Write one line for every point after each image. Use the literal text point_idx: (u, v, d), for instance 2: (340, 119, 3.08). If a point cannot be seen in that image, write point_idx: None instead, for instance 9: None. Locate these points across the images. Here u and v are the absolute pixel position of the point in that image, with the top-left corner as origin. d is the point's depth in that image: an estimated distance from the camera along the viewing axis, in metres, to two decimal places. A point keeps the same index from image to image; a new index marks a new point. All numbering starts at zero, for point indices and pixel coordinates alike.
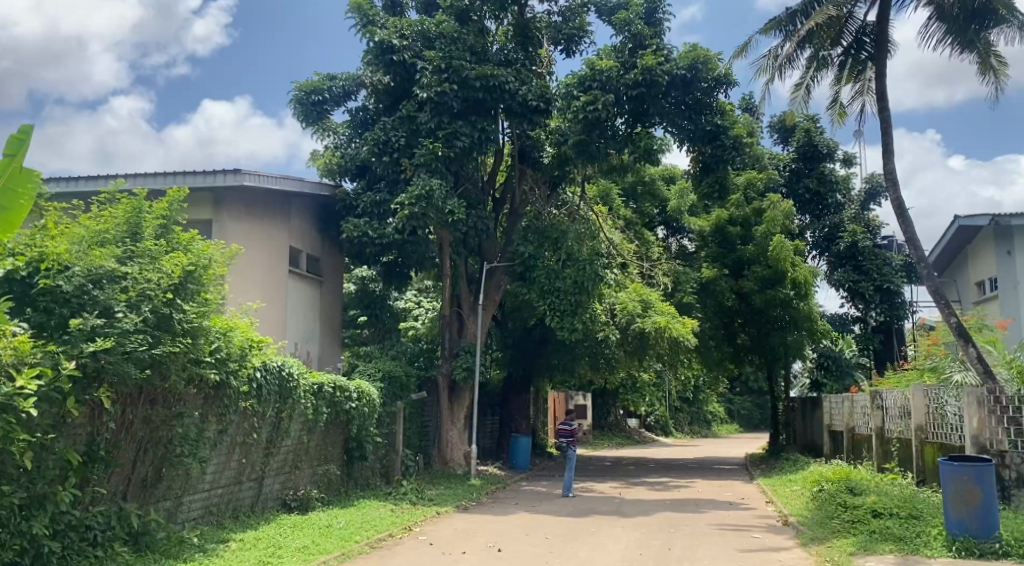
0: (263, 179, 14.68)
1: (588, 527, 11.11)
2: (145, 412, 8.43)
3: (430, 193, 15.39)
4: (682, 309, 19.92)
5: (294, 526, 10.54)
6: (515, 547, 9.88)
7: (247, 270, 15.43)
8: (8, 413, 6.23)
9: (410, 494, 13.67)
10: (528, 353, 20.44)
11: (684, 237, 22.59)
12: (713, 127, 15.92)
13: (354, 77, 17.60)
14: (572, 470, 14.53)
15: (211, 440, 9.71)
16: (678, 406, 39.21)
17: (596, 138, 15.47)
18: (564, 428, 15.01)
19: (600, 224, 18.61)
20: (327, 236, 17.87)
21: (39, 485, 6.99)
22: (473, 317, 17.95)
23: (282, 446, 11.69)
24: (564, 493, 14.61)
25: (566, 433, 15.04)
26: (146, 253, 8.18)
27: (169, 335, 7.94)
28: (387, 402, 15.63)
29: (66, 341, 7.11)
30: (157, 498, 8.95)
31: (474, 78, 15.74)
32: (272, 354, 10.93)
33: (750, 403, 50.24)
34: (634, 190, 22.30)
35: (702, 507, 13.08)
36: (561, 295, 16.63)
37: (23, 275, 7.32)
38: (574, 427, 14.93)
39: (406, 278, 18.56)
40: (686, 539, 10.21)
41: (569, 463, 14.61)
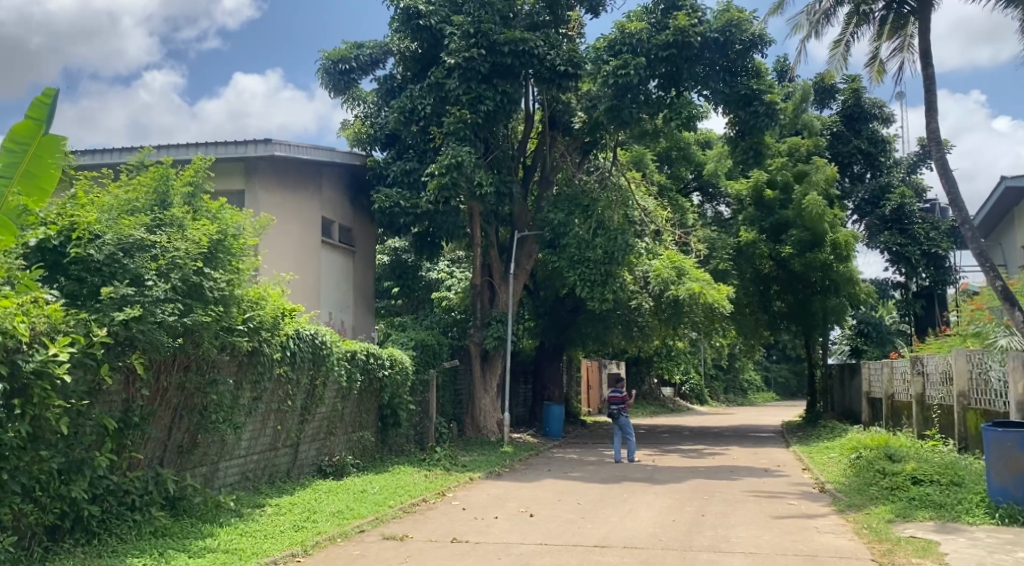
0: (293, 149, 14.65)
1: (620, 494, 11.06)
2: (179, 379, 8.50)
3: (459, 161, 15.30)
4: (717, 276, 19.64)
5: (330, 492, 10.64)
6: (548, 512, 9.87)
7: (279, 240, 15.49)
8: (43, 380, 6.29)
9: (444, 460, 13.77)
10: (561, 321, 20.36)
11: (720, 204, 22.28)
12: (749, 90, 15.48)
13: (382, 44, 17.46)
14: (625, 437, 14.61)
15: (246, 408, 9.79)
16: (714, 374, 38.97)
17: (629, 104, 15.17)
18: (616, 396, 14.84)
19: (632, 190, 18.43)
20: (359, 205, 17.85)
21: (77, 450, 7.12)
22: (504, 286, 17.94)
23: (317, 414, 11.78)
24: (618, 460, 14.91)
25: (617, 401, 14.86)
26: (175, 222, 8.19)
27: (200, 303, 8.00)
28: (420, 370, 15.67)
29: (98, 309, 7.15)
30: (193, 464, 9.08)
31: (503, 43, 15.54)
32: (305, 322, 10.95)
33: (787, 371, 49.81)
34: (669, 155, 21.55)
35: (736, 474, 12.97)
36: (593, 264, 16.49)
37: (54, 244, 7.40)
38: (626, 395, 14.80)
39: (438, 247, 18.48)
40: (721, 506, 10.11)
41: (623, 430, 14.71)
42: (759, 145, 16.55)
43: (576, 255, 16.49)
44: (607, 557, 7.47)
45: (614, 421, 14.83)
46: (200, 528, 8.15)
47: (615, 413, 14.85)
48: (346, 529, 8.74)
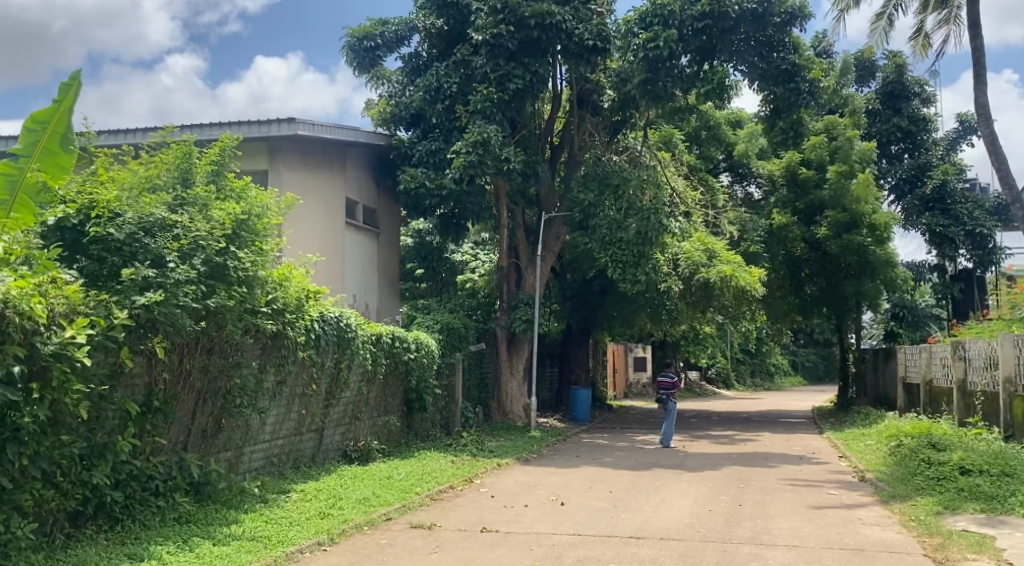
0: (317, 128, 14.41)
1: (653, 482, 10.76)
2: (203, 361, 8.29)
3: (486, 139, 15.07)
4: (749, 259, 19.20)
5: (356, 477, 10.45)
6: (580, 501, 9.60)
7: (303, 220, 15.30)
8: (63, 363, 6.10)
9: (470, 445, 13.57)
10: (587, 304, 20.01)
11: (750, 184, 21.63)
12: (788, 65, 14.98)
13: (407, 21, 17.16)
14: (671, 423, 14.37)
15: (271, 391, 9.59)
16: (741, 359, 38.51)
17: (662, 78, 14.76)
18: (665, 380, 14.61)
19: (664, 171, 17.69)
20: (383, 186, 17.61)
21: (98, 435, 6.94)
22: (531, 269, 17.67)
23: (342, 398, 11.58)
24: (663, 445, 14.59)
25: (667, 385, 14.64)
26: (198, 200, 7.93)
27: (224, 284, 7.78)
28: (446, 353, 15.43)
29: (119, 291, 6.91)
30: (217, 448, 8.91)
31: (529, 16, 15.09)
32: (330, 304, 10.72)
33: (815, 355, 49.22)
34: (698, 134, 20.93)
35: (771, 461, 12.63)
36: (624, 246, 16.15)
37: (74, 222, 7.20)
38: (675, 381, 14.49)
39: (463, 229, 18.18)
40: (758, 495, 9.78)
41: (669, 416, 14.42)
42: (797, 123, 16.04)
43: (608, 236, 16.16)
44: (643, 549, 7.16)
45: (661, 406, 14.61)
46: (224, 514, 7.97)
47: (663, 398, 14.61)
48: (373, 516, 8.51)
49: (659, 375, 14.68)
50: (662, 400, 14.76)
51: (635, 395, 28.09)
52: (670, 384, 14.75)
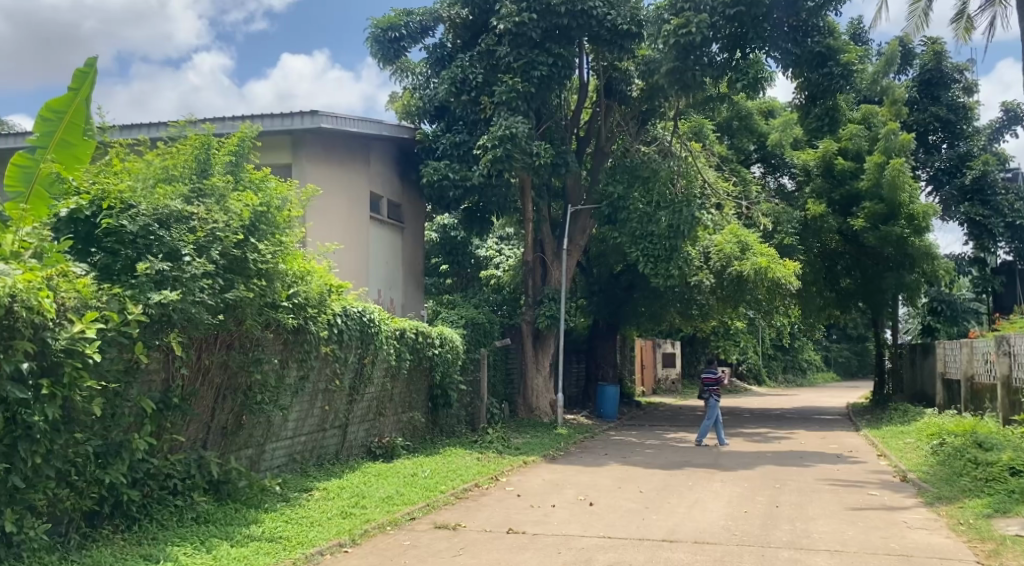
0: (340, 121, 14.17)
1: (684, 481, 10.41)
2: (222, 357, 8.07)
3: (513, 133, 14.74)
4: (782, 252, 18.71)
5: (379, 475, 10.22)
6: (609, 501, 9.29)
7: (326, 214, 15.06)
8: (74, 359, 5.91)
9: (496, 442, 13.29)
10: (615, 299, 19.63)
11: (783, 175, 20.80)
12: (821, 49, 14.49)
13: (431, 11, 16.86)
14: (712, 420, 14.06)
15: (293, 387, 9.36)
16: (772, 355, 37.86)
17: (692, 66, 14.42)
18: (709, 377, 14.20)
19: (695, 161, 17.37)
20: (406, 180, 17.37)
21: (114, 433, 6.74)
22: (557, 263, 17.34)
23: (366, 394, 11.36)
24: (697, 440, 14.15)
25: (711, 382, 14.26)
26: (215, 191, 7.70)
27: (243, 277, 7.56)
28: (471, 349, 15.18)
29: (133, 285, 6.68)
30: (239, 446, 8.71)
31: (559, 4, 14.88)
32: (353, 299, 10.46)
33: (848, 351, 48.37)
34: (729, 125, 20.94)
35: (807, 460, 12.20)
36: (655, 240, 15.80)
37: (87, 215, 7.00)
38: (720, 378, 14.05)
39: (488, 223, 17.84)
40: (795, 496, 9.40)
41: (710, 412, 14.14)
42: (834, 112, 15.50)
43: (639, 230, 15.83)
44: (677, 554, 6.84)
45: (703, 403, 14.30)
46: (244, 513, 7.76)
47: (706, 395, 14.25)
48: (396, 516, 8.27)
49: (703, 372, 14.31)
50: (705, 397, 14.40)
51: (664, 391, 27.67)
52: (715, 380, 14.34)
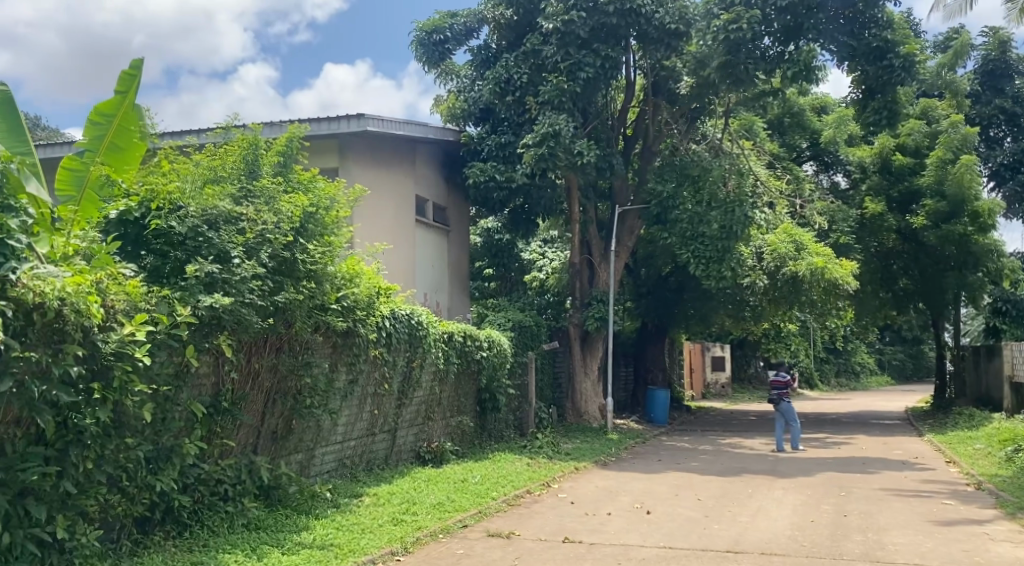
0: (386, 124, 14.03)
1: (744, 488, 10.05)
2: (271, 361, 7.96)
3: (556, 131, 14.55)
4: (839, 252, 18.14)
5: (429, 480, 10.03)
6: (667, 509, 8.98)
7: (373, 216, 14.95)
8: (124, 362, 5.81)
9: (546, 447, 13.02)
10: (664, 302, 19.23)
11: (837, 173, 20.21)
12: (880, 43, 14.00)
13: (476, 12, 16.75)
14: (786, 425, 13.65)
15: (342, 391, 9.21)
16: (825, 358, 37.00)
17: (744, 61, 13.98)
18: (778, 380, 13.85)
19: (746, 159, 16.98)
20: (452, 182, 17.22)
21: (165, 438, 6.64)
22: (605, 265, 17.03)
23: (414, 397, 11.19)
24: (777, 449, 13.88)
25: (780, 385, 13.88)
26: (264, 192, 7.56)
27: (292, 279, 7.44)
28: (518, 352, 14.93)
29: (182, 287, 6.55)
30: (289, 450, 8.57)
31: (607, 2, 14.59)
32: (401, 301, 10.29)
33: (902, 354, 47.09)
34: (780, 122, 20.50)
35: (871, 466, 11.74)
36: (706, 241, 15.44)
37: (136, 216, 6.85)
38: (790, 381, 13.72)
39: (533, 225, 17.59)
40: (863, 505, 8.98)
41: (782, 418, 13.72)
42: (894, 104, 14.62)
43: (689, 231, 15.53)
44: None
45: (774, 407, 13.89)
46: (295, 520, 7.63)
47: (776, 399, 13.88)
48: (448, 523, 8.06)
49: (771, 376, 13.93)
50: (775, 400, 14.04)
51: (713, 395, 27.14)
52: (783, 384, 14.05)
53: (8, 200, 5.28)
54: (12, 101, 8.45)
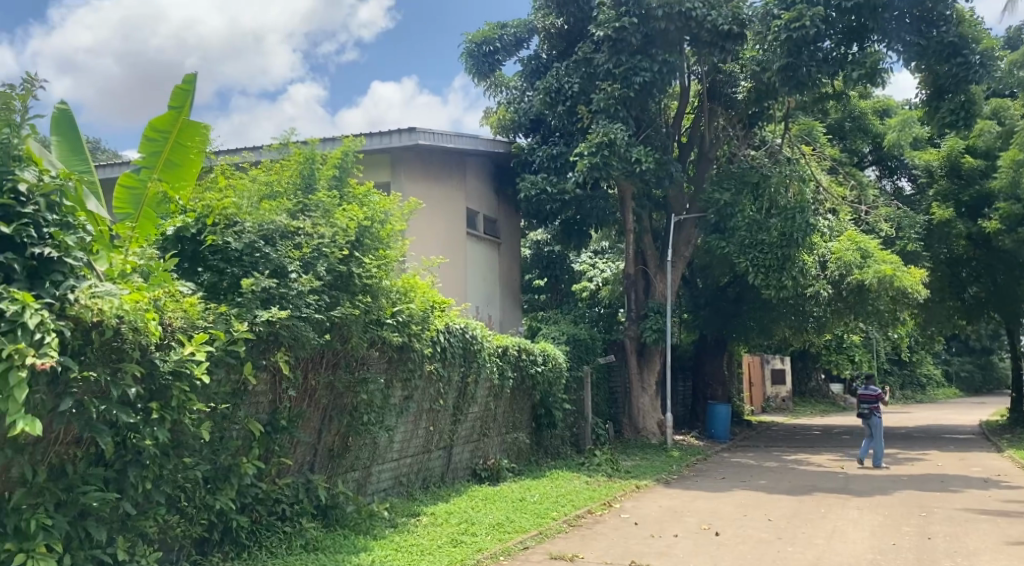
0: (437, 137, 13.90)
1: (816, 508, 9.60)
2: (329, 378, 7.81)
3: (611, 140, 14.32)
4: (906, 260, 17.53)
5: (487, 499, 9.78)
6: (736, 530, 8.58)
7: (424, 230, 14.82)
8: (183, 381, 5.70)
9: (605, 465, 12.66)
10: (722, 314, 18.74)
11: (901, 177, 20.10)
12: (953, 38, 13.46)
13: (526, 22, 16.63)
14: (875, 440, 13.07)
15: (398, 407, 9.03)
16: (889, 370, 35.87)
17: (806, 61, 13.68)
18: (868, 393, 13.33)
19: (808, 164, 16.53)
20: (502, 195, 17.06)
21: (223, 457, 6.52)
22: (661, 275, 16.63)
23: (469, 413, 10.98)
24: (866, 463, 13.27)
25: (869, 398, 13.30)
26: (319, 205, 7.43)
27: (347, 294, 7.29)
28: (573, 366, 14.66)
29: (240, 304, 6.42)
30: (345, 469, 8.39)
31: (658, 7, 14.32)
32: (456, 315, 10.06)
33: (971, 365, 45.42)
34: (841, 126, 20.00)
35: (951, 484, 11.14)
36: (766, 248, 14.99)
37: (192, 232, 6.71)
38: (881, 394, 13.21)
39: (586, 235, 17.26)
40: (948, 526, 8.47)
41: (872, 433, 13.11)
42: (971, 102, 13.81)
43: (747, 239, 15.04)
44: None
45: (864, 421, 13.36)
46: (353, 540, 7.45)
47: (866, 412, 13.32)
48: (509, 545, 7.81)
49: (860, 388, 13.44)
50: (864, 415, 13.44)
51: (773, 410, 26.43)
52: (873, 397, 13.47)
53: (67, 217, 5.13)
54: (72, 119, 8.54)
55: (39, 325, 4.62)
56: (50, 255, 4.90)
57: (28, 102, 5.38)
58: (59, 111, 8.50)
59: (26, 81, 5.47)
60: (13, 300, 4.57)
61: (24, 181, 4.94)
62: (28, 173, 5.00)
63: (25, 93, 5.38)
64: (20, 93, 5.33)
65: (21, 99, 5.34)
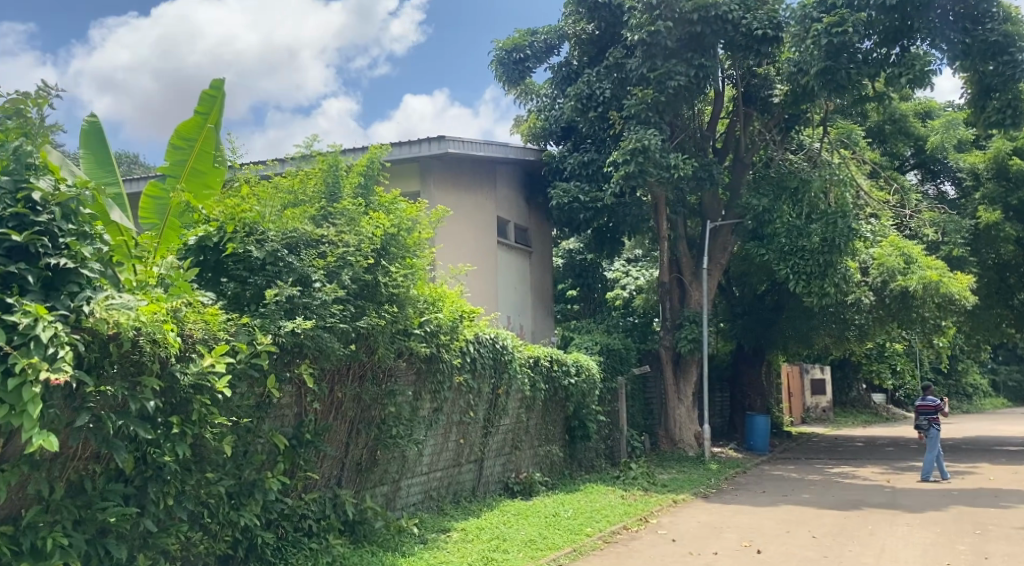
0: (467, 145, 13.72)
1: (863, 525, 9.18)
2: (355, 390, 7.61)
3: (645, 146, 14.00)
4: (952, 265, 16.97)
5: (519, 514, 9.50)
6: (780, 548, 8.21)
7: (454, 239, 14.54)
8: (203, 395, 5.53)
9: (641, 479, 12.33)
10: (760, 322, 18.30)
11: (943, 181, 19.35)
12: (1000, 36, 13.00)
13: (556, 28, 16.39)
14: (935, 454, 12.64)
15: (427, 420, 8.82)
16: (934, 379, 34.92)
17: (846, 65, 13.27)
18: (927, 405, 12.77)
19: (848, 168, 16.09)
20: (533, 203, 16.84)
21: (247, 472, 6.32)
22: (697, 284, 16.22)
23: (501, 425, 10.73)
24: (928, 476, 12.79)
25: (928, 410, 12.78)
26: (344, 214, 7.25)
27: (373, 304, 7.11)
28: (608, 377, 14.33)
29: (263, 315, 6.27)
30: (374, 483, 8.18)
31: (691, 10, 14.02)
32: (485, 325, 9.83)
33: (1020, 374, 44.10)
34: (881, 129, 19.41)
35: (1006, 499, 10.64)
36: (808, 255, 14.58)
37: (214, 241, 6.56)
38: (940, 406, 12.67)
39: (619, 243, 16.95)
40: (1006, 545, 8.03)
41: (931, 445, 12.72)
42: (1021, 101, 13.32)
43: (788, 245, 14.67)
44: None
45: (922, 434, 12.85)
46: (380, 557, 7.23)
47: (924, 425, 12.81)
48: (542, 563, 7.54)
49: (918, 399, 12.88)
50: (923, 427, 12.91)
51: (813, 421, 25.81)
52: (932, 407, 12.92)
53: (84, 227, 4.99)
54: (101, 132, 8.52)
55: (52, 339, 4.48)
56: (65, 265, 4.76)
57: (45, 110, 5.32)
58: (89, 124, 8.49)
59: (42, 87, 5.37)
60: (25, 313, 4.44)
61: (38, 190, 4.81)
62: (43, 181, 4.88)
63: (41, 99, 5.28)
64: (35, 100, 5.26)
65: (38, 107, 5.29)
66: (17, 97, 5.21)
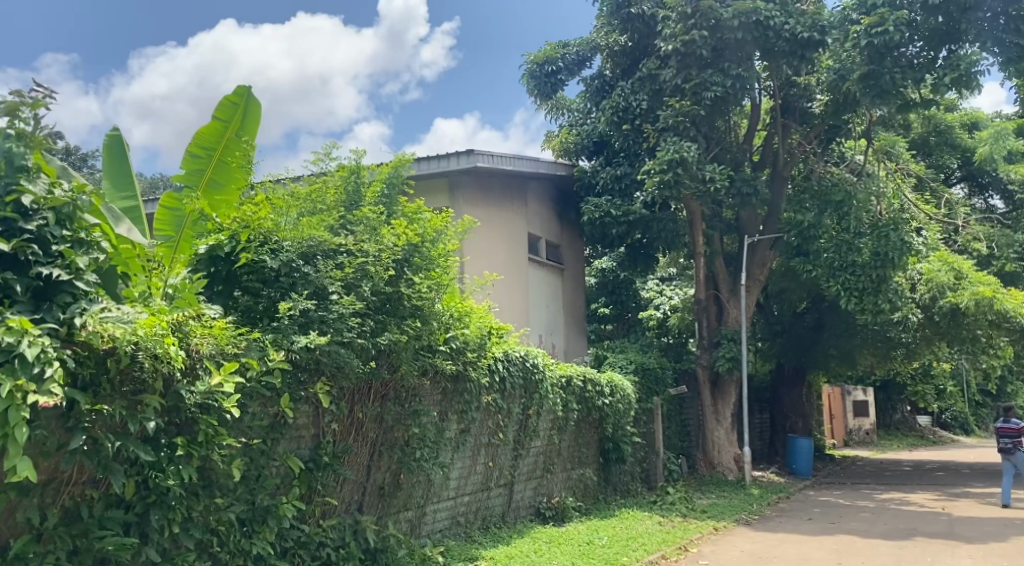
0: (497, 159, 13.33)
1: (922, 556, 8.54)
2: (376, 411, 7.18)
3: (682, 157, 13.59)
4: (1004, 280, 16.68)
5: (552, 542, 8.98)
6: None
7: (484, 254, 14.14)
8: (210, 414, 5.16)
9: (679, 504, 11.74)
10: (802, 342, 17.63)
11: (991, 195, 19.30)
12: None
13: (588, 40, 16.02)
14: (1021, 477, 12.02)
15: (453, 442, 8.36)
16: (981, 402, 33.66)
17: (889, 69, 12.90)
18: (1009, 427, 12.05)
19: (892, 181, 15.48)
20: (564, 219, 16.41)
21: (261, 497, 5.87)
22: (735, 300, 15.61)
23: (532, 448, 10.25)
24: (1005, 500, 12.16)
25: (1011, 432, 12.06)
26: (364, 222, 6.86)
27: (394, 319, 6.71)
28: (643, 398, 13.78)
29: (276, 329, 5.88)
30: (397, 508, 7.72)
31: (731, 17, 13.58)
32: (515, 342, 9.37)
33: None
34: (926, 141, 18.53)
35: None
36: (858, 270, 14.05)
37: (226, 250, 6.16)
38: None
39: (654, 258, 16.41)
40: None
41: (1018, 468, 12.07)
42: None
43: (837, 260, 14.14)
44: None
45: (1005, 457, 12.14)
46: None
47: (1007, 447, 12.08)
48: None
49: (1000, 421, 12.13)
50: (1005, 449, 12.17)
51: (857, 443, 24.89)
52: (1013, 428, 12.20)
53: (80, 234, 4.70)
54: (123, 145, 8.23)
55: (40, 356, 4.12)
56: (59, 276, 4.48)
57: (38, 110, 5.00)
58: (111, 137, 8.19)
59: (38, 88, 5.09)
60: (9, 329, 4.08)
61: (30, 193, 4.54)
62: (36, 185, 4.62)
63: (35, 100, 5.00)
64: (27, 100, 4.94)
65: (30, 107, 4.97)
66: (9, 97, 4.93)
